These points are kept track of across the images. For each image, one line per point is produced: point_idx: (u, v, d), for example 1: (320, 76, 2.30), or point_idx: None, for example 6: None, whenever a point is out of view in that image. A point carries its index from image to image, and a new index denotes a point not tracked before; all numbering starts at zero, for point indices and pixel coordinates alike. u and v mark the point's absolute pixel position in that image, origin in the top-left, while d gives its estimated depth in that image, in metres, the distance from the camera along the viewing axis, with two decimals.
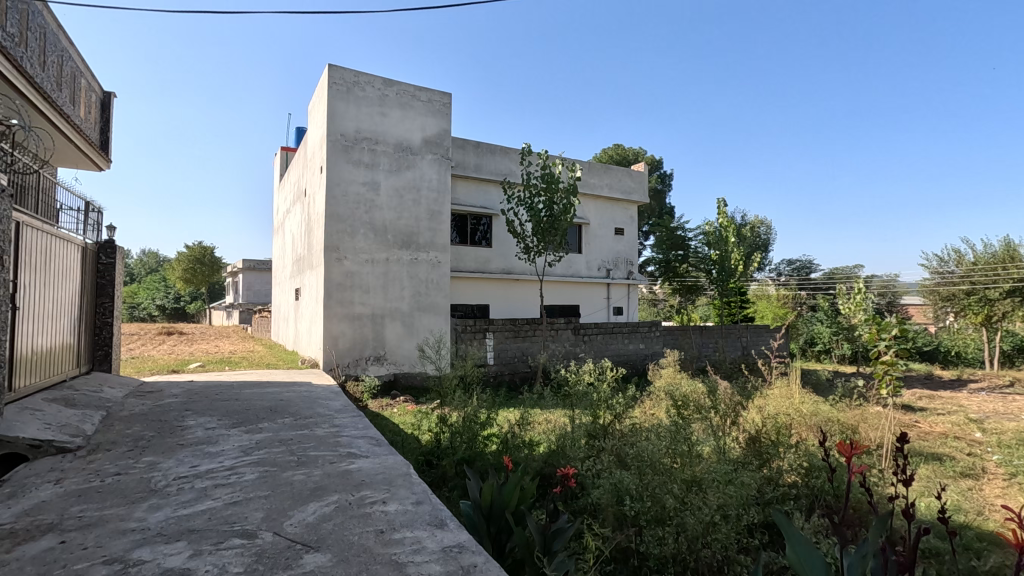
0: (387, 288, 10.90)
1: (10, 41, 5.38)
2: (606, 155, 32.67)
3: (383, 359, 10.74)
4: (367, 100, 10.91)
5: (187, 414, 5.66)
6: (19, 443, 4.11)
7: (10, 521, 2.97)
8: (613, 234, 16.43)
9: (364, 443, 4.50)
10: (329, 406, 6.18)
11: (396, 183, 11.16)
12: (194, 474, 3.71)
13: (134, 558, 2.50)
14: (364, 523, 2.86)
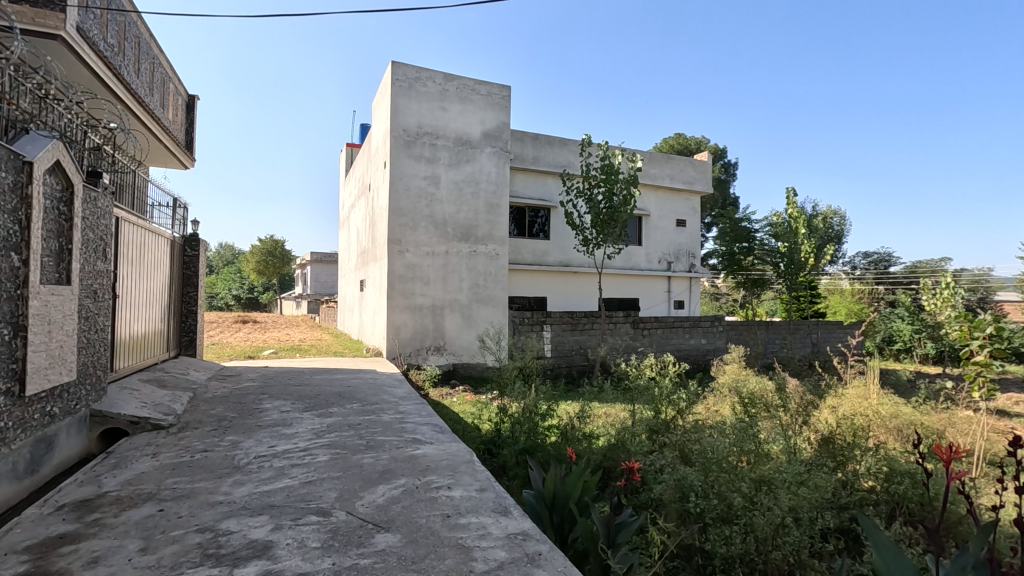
0: (448, 280, 11.11)
1: (111, 51, 5.86)
2: (667, 144, 31.92)
3: (443, 349, 10.98)
4: (428, 96, 11.10)
5: (264, 397, 6.01)
6: (120, 419, 4.57)
7: (116, 488, 3.28)
8: (674, 226, 16.00)
9: (428, 430, 4.63)
10: (394, 394, 6.41)
11: (456, 177, 11.32)
12: (272, 454, 3.94)
13: (223, 528, 2.70)
14: (430, 506, 2.95)
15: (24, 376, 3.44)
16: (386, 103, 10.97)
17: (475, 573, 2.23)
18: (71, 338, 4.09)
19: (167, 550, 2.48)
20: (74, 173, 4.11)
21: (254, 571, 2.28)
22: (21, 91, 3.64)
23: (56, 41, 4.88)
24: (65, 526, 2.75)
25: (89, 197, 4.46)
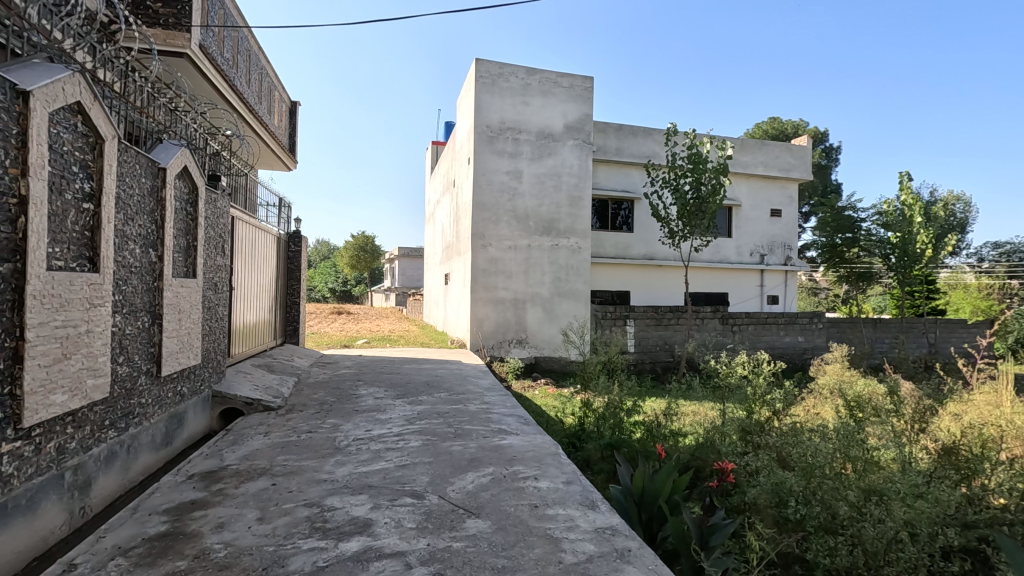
0: (529, 273, 11.19)
1: (227, 64, 6.40)
2: (760, 130, 30.15)
3: (525, 342, 11.09)
4: (511, 91, 11.19)
5: (360, 384, 6.38)
6: (237, 399, 5.05)
7: (236, 462, 3.62)
8: (768, 216, 15.07)
9: (514, 421, 4.71)
10: (479, 384, 6.59)
11: (538, 171, 11.33)
12: (369, 437, 4.18)
13: (328, 504, 2.91)
14: (518, 496, 3.01)
15: (160, 358, 3.89)
16: (471, 100, 11.20)
17: (564, 565, 2.25)
18: (197, 325, 4.55)
19: (280, 521, 2.72)
20: (198, 177, 4.56)
21: (356, 546, 2.43)
22: (157, 105, 4.10)
23: (182, 58, 5.40)
24: (196, 493, 3.08)
25: (211, 199, 4.94)
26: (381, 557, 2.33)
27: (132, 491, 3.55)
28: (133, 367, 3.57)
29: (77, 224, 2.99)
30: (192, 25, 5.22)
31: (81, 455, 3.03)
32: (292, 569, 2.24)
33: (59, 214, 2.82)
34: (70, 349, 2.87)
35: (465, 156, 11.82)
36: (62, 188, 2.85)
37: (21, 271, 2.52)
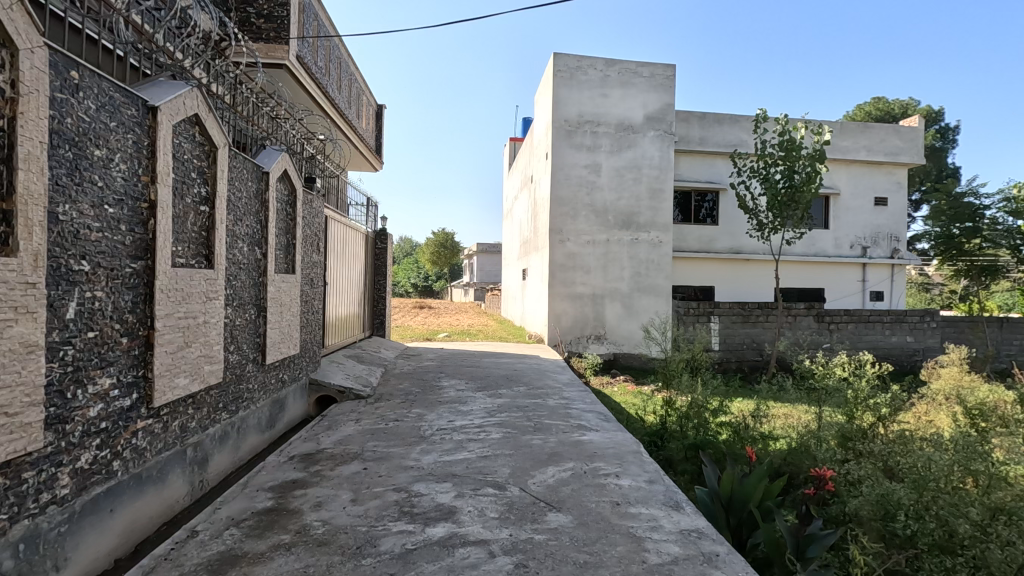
0: (608, 268, 11.02)
1: (320, 73, 6.80)
2: (862, 111, 27.75)
3: (603, 338, 10.95)
4: (589, 84, 11.04)
5: (442, 376, 6.59)
6: (331, 387, 5.39)
7: (331, 446, 3.87)
8: (872, 205, 13.87)
9: (594, 418, 4.67)
10: (558, 379, 6.60)
11: (617, 164, 11.11)
12: (452, 428, 4.31)
13: (415, 490, 3.03)
14: (600, 492, 2.98)
15: (265, 347, 4.22)
16: (549, 95, 11.18)
17: (648, 565, 2.20)
18: (296, 318, 4.90)
19: (372, 503, 2.87)
20: (297, 180, 4.89)
21: (442, 531, 2.52)
22: (261, 114, 4.43)
23: (282, 69, 5.80)
24: (296, 473, 3.33)
25: (308, 200, 5.28)
26: (465, 544, 2.40)
27: (242, 469, 3.89)
28: (242, 355, 3.90)
29: (195, 226, 3.30)
30: (290, 37, 5.60)
31: (200, 434, 3.36)
32: (383, 549, 2.36)
33: (181, 217, 3.14)
34: (190, 338, 3.18)
35: (543, 152, 11.83)
36: (183, 193, 3.16)
37: (151, 268, 2.83)
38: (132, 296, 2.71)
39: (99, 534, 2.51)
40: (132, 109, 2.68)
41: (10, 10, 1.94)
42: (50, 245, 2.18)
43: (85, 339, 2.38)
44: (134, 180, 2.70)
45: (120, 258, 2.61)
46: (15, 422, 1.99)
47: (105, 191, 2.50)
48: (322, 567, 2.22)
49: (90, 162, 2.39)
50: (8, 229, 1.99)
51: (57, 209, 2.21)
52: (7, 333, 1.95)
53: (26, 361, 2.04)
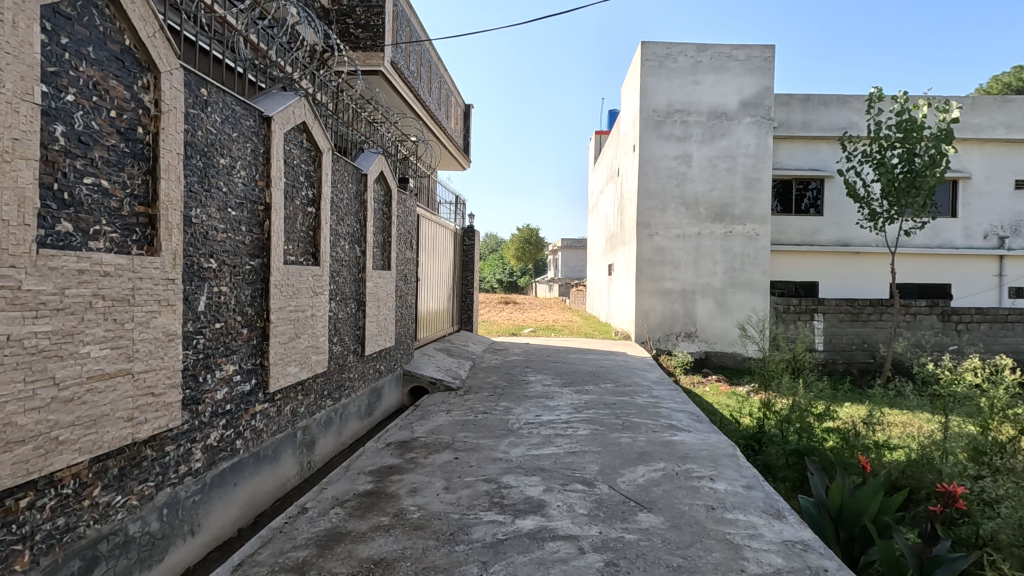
0: (700, 263, 10.55)
1: (412, 76, 7.06)
2: (998, 83, 24.49)
3: (694, 335, 10.54)
4: (679, 71, 10.61)
5: (528, 370, 6.66)
6: (423, 378, 5.62)
7: (424, 435, 4.04)
8: (1011, 189, 12.21)
9: (685, 418, 4.51)
10: (646, 376, 6.45)
11: (710, 153, 10.59)
12: (539, 422, 4.35)
13: (504, 482, 3.09)
14: (693, 495, 2.88)
15: (364, 339, 4.48)
16: (636, 86, 10.89)
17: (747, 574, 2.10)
18: (392, 312, 5.16)
19: (464, 492, 2.96)
20: (392, 181, 5.14)
21: (531, 524, 2.55)
22: (360, 119, 4.70)
23: (378, 76, 6.09)
24: (393, 459, 3.51)
25: (402, 199, 5.53)
26: (555, 538, 2.41)
27: (344, 453, 4.16)
28: (344, 346, 4.17)
29: (304, 226, 3.57)
30: (385, 44, 5.89)
31: (308, 418, 3.64)
32: (475, 537, 2.43)
33: (291, 218, 3.39)
34: (300, 330, 3.45)
35: (630, 144, 11.54)
36: (293, 196, 3.43)
37: (266, 265, 3.09)
38: (251, 290, 2.98)
39: (226, 504, 2.79)
40: (250, 120, 2.94)
41: (153, 38, 2.19)
42: (185, 245, 2.44)
43: (214, 329, 2.65)
44: (252, 186, 2.96)
45: (241, 256, 2.88)
46: (159, 402, 2.26)
47: (229, 195, 2.76)
48: (418, 550, 2.33)
49: (217, 170, 2.65)
50: (153, 231, 2.26)
51: (190, 213, 2.48)
52: (153, 323, 2.22)
53: (168, 349, 2.30)
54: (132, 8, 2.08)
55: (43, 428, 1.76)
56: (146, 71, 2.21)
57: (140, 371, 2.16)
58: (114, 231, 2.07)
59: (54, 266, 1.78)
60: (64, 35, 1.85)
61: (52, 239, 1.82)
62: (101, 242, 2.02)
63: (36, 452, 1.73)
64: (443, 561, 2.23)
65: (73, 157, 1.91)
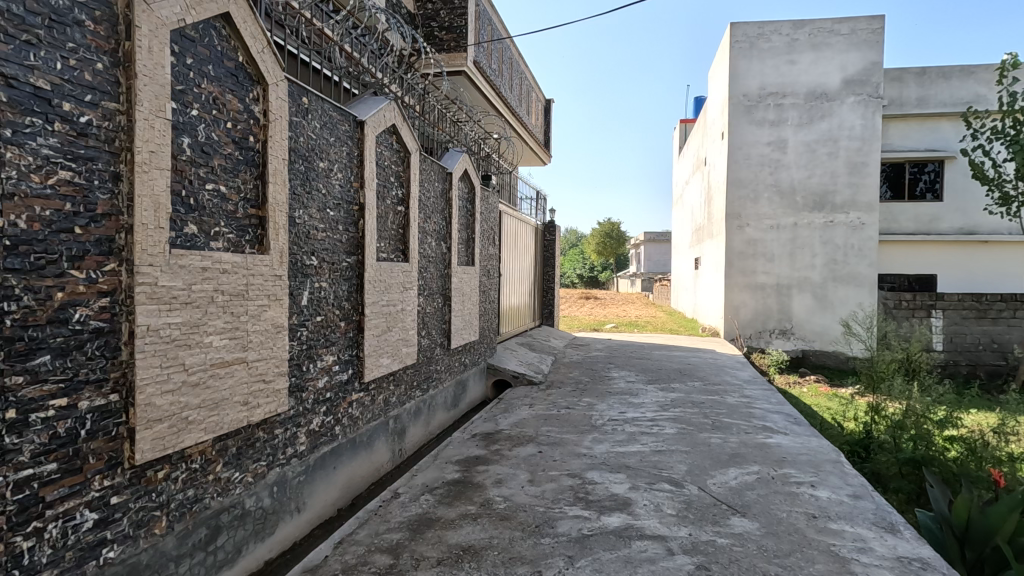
0: (796, 255, 9.88)
1: (494, 74, 7.14)
2: None
3: (790, 333, 9.90)
4: (773, 51, 9.94)
5: (612, 367, 6.56)
6: (506, 372, 5.70)
7: (508, 428, 4.10)
8: None
9: (781, 419, 4.25)
10: (737, 375, 6.14)
11: (808, 138, 9.86)
12: (624, 419, 4.27)
13: (589, 478, 3.08)
14: (791, 502, 2.71)
15: (450, 333, 4.63)
16: (725, 70, 10.37)
17: None
18: (476, 307, 5.28)
19: (548, 485, 2.98)
20: (476, 179, 5.25)
21: (618, 522, 2.52)
22: (445, 119, 4.84)
23: (461, 76, 6.22)
24: (479, 450, 3.60)
25: (485, 196, 5.62)
26: (642, 537, 2.37)
27: (432, 442, 4.33)
28: (431, 339, 4.33)
29: (394, 224, 3.74)
30: (468, 44, 6.01)
31: (399, 408, 3.82)
32: (561, 531, 2.44)
33: (383, 217, 3.56)
34: (391, 323, 3.62)
35: (718, 132, 11.02)
36: (385, 196, 3.59)
37: (361, 262, 3.26)
38: (348, 286, 3.16)
39: (327, 486, 2.99)
40: (346, 126, 3.12)
41: (262, 53, 2.37)
42: (290, 244, 2.64)
43: (315, 322, 2.84)
44: (348, 187, 3.14)
45: (339, 254, 3.06)
46: (270, 388, 2.46)
47: (327, 197, 2.94)
48: (505, 540, 2.37)
49: (317, 173, 2.84)
50: (263, 231, 2.46)
51: (294, 214, 2.66)
52: (264, 316, 2.42)
53: (276, 340, 2.50)
54: (244, 28, 2.27)
55: (176, 408, 1.97)
56: (256, 84, 2.40)
57: (254, 360, 2.36)
58: (231, 232, 2.28)
59: (183, 264, 1.98)
60: (190, 56, 2.05)
61: (181, 240, 2.04)
62: (220, 242, 2.23)
63: (170, 429, 1.95)
64: (529, 553, 2.26)
65: (198, 166, 2.12)
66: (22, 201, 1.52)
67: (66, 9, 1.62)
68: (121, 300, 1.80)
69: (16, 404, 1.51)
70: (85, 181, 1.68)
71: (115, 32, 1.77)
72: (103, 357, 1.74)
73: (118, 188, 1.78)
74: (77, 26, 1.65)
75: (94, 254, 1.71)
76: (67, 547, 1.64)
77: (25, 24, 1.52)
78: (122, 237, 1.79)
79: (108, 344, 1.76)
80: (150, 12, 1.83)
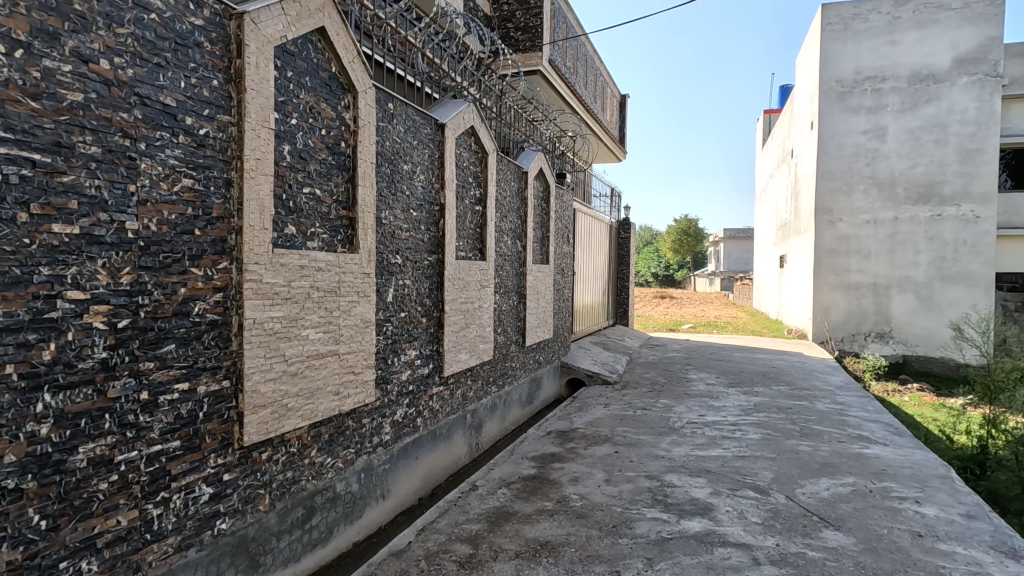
0: (896, 252, 9.11)
1: (569, 71, 7.11)
2: None
3: (888, 336, 9.15)
4: (871, 32, 9.20)
5: (690, 368, 6.35)
6: (580, 370, 5.69)
7: (583, 426, 4.09)
8: None
9: (880, 429, 3.95)
10: (828, 380, 5.76)
11: (912, 124, 9.04)
12: (703, 423, 4.13)
13: (667, 480, 3.01)
14: (892, 517, 2.52)
15: (525, 331, 4.68)
16: (815, 55, 9.73)
17: None
18: (550, 305, 5.30)
19: (626, 486, 2.94)
20: (551, 178, 5.27)
21: (699, 526, 2.45)
22: (521, 119, 4.88)
23: (537, 75, 6.25)
24: (554, 447, 3.61)
25: (560, 194, 5.62)
26: (725, 544, 2.29)
27: (507, 437, 4.39)
28: (507, 336, 4.39)
29: (472, 224, 3.83)
30: (543, 43, 6.04)
31: (476, 403, 3.91)
32: (639, 532, 2.41)
33: (461, 217, 3.66)
34: (469, 320, 3.72)
35: (806, 122, 10.36)
36: (463, 196, 3.68)
37: (441, 261, 3.37)
38: (429, 284, 3.28)
39: (409, 475, 3.12)
40: (428, 129, 3.23)
41: (353, 63, 2.52)
42: (377, 244, 2.78)
43: (399, 318, 2.98)
44: (429, 188, 3.26)
45: (421, 253, 3.18)
46: (359, 379, 2.61)
47: (410, 198, 3.07)
48: (582, 538, 2.38)
49: (401, 176, 2.97)
50: (353, 232, 2.60)
51: (381, 215, 2.81)
52: (354, 311, 2.57)
53: (365, 334, 2.65)
54: (337, 40, 2.41)
55: (277, 396, 2.14)
56: (347, 92, 2.55)
57: (345, 353, 2.51)
58: (325, 232, 2.44)
59: (284, 263, 2.15)
60: (290, 69, 2.21)
61: (282, 240, 2.20)
62: (315, 241, 2.38)
63: (272, 415, 2.12)
64: (607, 552, 2.25)
65: (297, 171, 2.28)
66: (153, 206, 1.70)
67: (188, 33, 1.80)
68: (232, 296, 1.97)
69: (148, 387, 1.70)
70: (203, 187, 1.86)
71: (227, 51, 1.94)
72: (218, 348, 1.92)
73: (230, 193, 1.96)
74: (197, 47, 1.82)
75: (210, 254, 1.88)
76: (187, 517, 1.83)
77: (156, 48, 1.70)
78: (233, 238, 1.96)
79: (221, 335, 1.94)
80: (257, 30, 2.00)
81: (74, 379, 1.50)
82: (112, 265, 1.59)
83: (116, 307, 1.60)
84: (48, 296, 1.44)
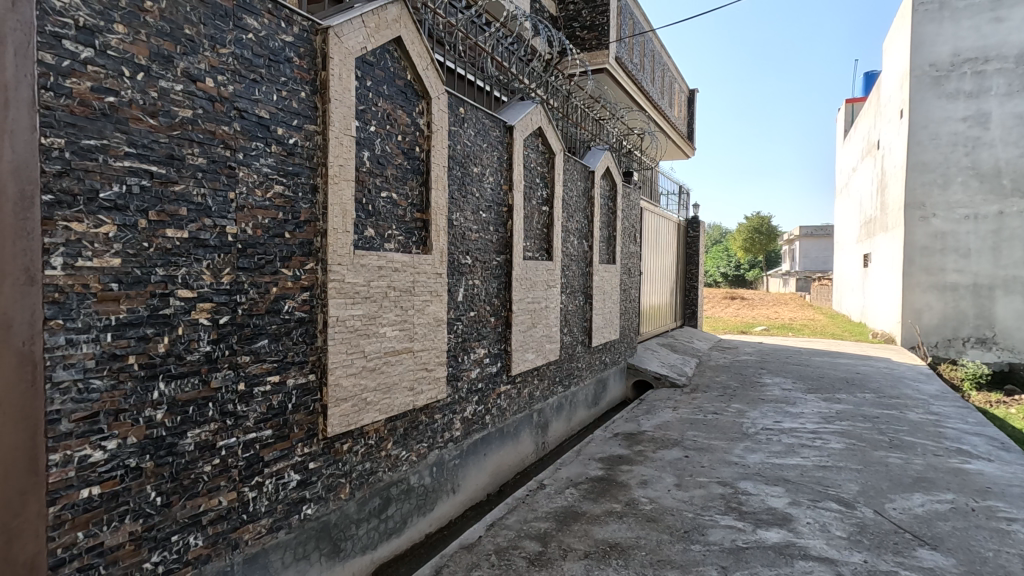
0: (1001, 250, 8.30)
1: (636, 67, 6.98)
2: None
3: (991, 342, 8.38)
4: (971, 10, 8.44)
5: (764, 372, 6.07)
6: (648, 372, 5.59)
7: (651, 429, 4.01)
8: None
9: (983, 443, 3.61)
10: (921, 389, 5.34)
11: (1020, 108, 8.19)
12: (780, 429, 3.95)
13: (742, 488, 2.91)
14: (999, 540, 2.31)
15: (591, 332, 4.65)
16: (906, 37, 9.03)
17: None
18: (616, 306, 5.24)
19: (697, 492, 2.87)
20: (618, 176, 5.20)
21: (777, 537, 2.35)
22: (587, 118, 4.86)
23: (603, 73, 6.19)
24: (622, 450, 3.57)
25: (626, 193, 5.54)
26: (807, 557, 2.18)
27: (573, 437, 4.39)
28: (573, 337, 4.39)
29: (539, 224, 3.85)
30: (610, 41, 5.98)
31: (543, 402, 3.93)
32: (712, 540, 2.34)
33: (529, 217, 3.69)
34: (536, 320, 3.75)
35: (895, 110, 9.63)
36: (530, 197, 3.71)
37: (509, 261, 3.42)
38: (497, 284, 3.33)
39: (478, 471, 3.19)
40: (497, 131, 3.29)
41: (426, 70, 2.60)
42: (449, 245, 2.87)
43: (469, 317, 3.04)
44: (498, 190, 3.31)
45: (490, 253, 3.24)
46: (431, 375, 2.70)
47: (480, 200, 3.13)
48: (652, 542, 2.34)
49: (471, 178, 3.04)
50: (426, 233, 2.69)
51: (452, 216, 2.88)
52: (427, 309, 2.66)
53: (437, 332, 2.73)
54: (412, 49, 2.50)
55: (358, 390, 2.25)
56: (421, 99, 2.64)
57: (419, 350, 2.60)
58: (400, 234, 2.54)
59: (364, 263, 2.26)
60: (369, 79, 2.32)
61: (362, 242, 2.32)
62: (392, 243, 2.48)
63: (353, 408, 2.23)
64: (679, 558, 2.20)
65: (375, 176, 2.38)
66: (249, 211, 1.84)
67: (280, 50, 1.93)
68: (317, 295, 2.10)
69: (245, 378, 1.84)
70: (292, 193, 1.98)
71: (313, 64, 2.06)
72: (305, 343, 2.05)
73: (316, 198, 2.08)
74: (288, 62, 1.95)
75: (298, 255, 2.01)
76: (278, 501, 1.96)
77: (252, 65, 1.84)
78: (318, 240, 2.08)
79: (308, 332, 2.06)
80: (340, 43, 2.11)
81: (184, 369, 1.65)
82: (215, 267, 1.73)
83: (217, 305, 1.74)
84: (162, 295, 1.59)
